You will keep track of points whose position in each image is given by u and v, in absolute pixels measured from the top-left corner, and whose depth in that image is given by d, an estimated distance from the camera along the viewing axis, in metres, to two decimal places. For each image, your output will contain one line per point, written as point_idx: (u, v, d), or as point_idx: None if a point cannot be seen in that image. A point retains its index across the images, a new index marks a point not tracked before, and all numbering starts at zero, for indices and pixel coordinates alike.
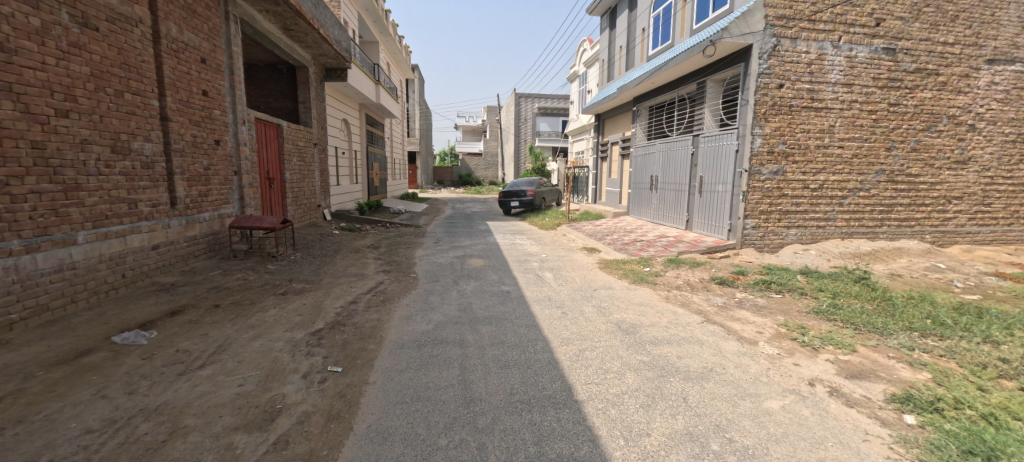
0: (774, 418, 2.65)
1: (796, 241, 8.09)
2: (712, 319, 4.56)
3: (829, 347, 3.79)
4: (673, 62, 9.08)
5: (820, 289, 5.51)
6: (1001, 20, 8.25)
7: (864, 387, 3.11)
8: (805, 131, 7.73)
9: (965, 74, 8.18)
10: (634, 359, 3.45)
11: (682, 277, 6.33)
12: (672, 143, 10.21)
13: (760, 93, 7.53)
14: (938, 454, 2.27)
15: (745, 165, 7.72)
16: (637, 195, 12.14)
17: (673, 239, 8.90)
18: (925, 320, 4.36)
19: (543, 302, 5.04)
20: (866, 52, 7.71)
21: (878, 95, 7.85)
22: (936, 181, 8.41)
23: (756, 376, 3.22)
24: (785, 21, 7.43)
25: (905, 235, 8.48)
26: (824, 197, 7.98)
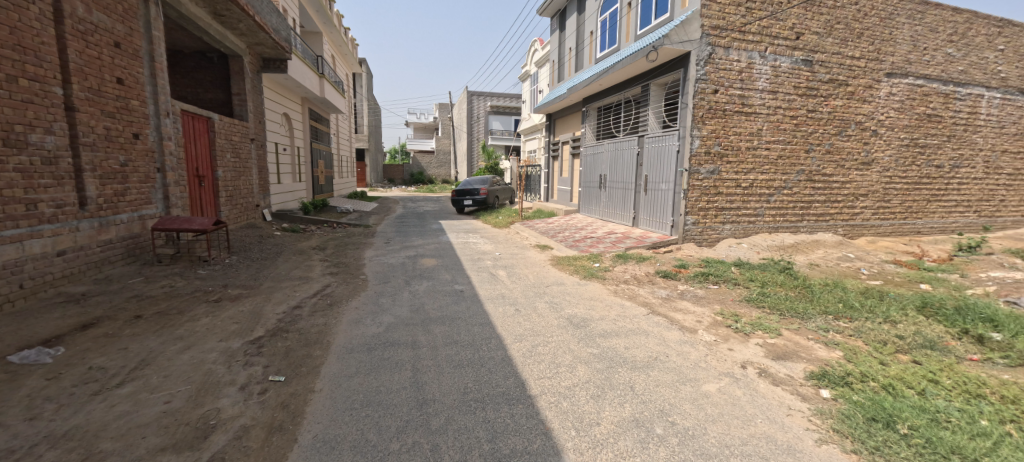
0: (711, 400, 2.85)
1: (730, 235, 8.70)
2: (657, 310, 4.81)
3: (759, 332, 4.13)
4: (619, 65, 9.43)
5: (751, 280, 5.98)
6: (897, 39, 9.36)
7: (788, 366, 3.42)
8: (737, 134, 8.34)
9: (869, 85, 9.19)
10: (584, 352, 3.56)
11: (629, 271, 6.62)
12: (620, 143, 10.60)
13: (697, 97, 8.02)
14: (848, 422, 2.55)
15: (685, 165, 8.19)
16: (587, 193, 12.50)
17: (621, 236, 9.26)
18: (838, 304, 4.87)
19: (496, 300, 5.06)
20: (788, 63, 8.44)
21: (798, 102, 8.62)
22: (847, 181, 9.39)
23: (696, 362, 3.44)
24: (719, 31, 7.96)
25: (822, 228, 9.39)
26: (754, 194, 8.66)
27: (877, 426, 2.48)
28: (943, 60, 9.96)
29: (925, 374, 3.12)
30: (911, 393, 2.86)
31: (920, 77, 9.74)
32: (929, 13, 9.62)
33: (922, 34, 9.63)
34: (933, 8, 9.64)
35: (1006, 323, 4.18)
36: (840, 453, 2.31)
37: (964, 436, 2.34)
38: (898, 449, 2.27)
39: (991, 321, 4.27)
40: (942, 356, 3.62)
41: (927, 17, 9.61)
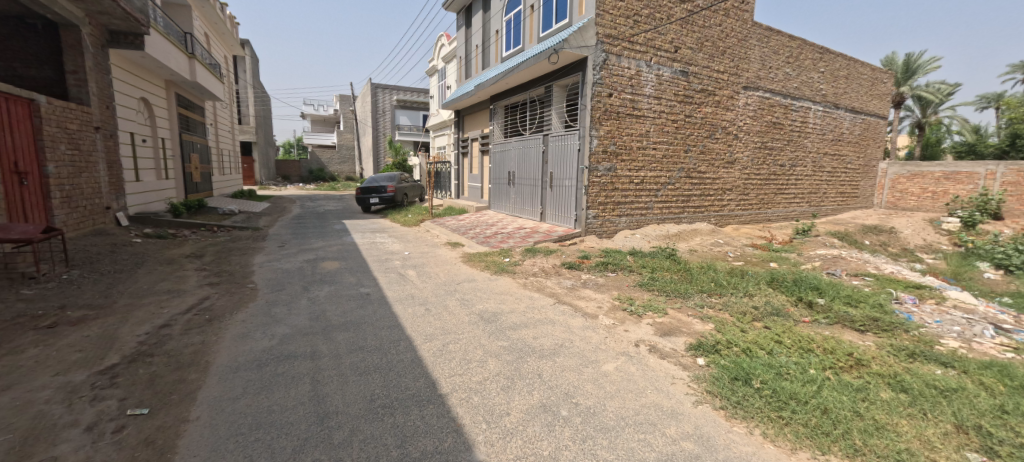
0: (610, 378, 3.11)
1: (625, 227, 9.52)
2: (563, 299, 5.09)
3: (649, 312, 4.60)
4: (523, 65, 9.69)
5: (643, 266, 6.62)
6: (751, 58, 11.05)
7: (673, 341, 3.86)
8: (629, 135, 9.14)
9: (731, 95, 10.73)
10: (495, 346, 3.63)
11: (537, 264, 6.89)
12: (527, 141, 10.92)
13: (595, 99, 8.60)
14: (717, 383, 2.98)
15: (586, 163, 8.75)
16: (497, 190, 12.68)
17: (530, 230, 9.57)
18: (711, 283, 5.64)
19: (405, 301, 4.90)
20: (669, 72, 9.47)
21: (678, 108, 9.72)
22: (717, 178, 10.87)
23: (596, 345, 3.72)
24: (612, 39, 8.62)
25: (699, 219, 10.76)
26: (645, 190, 9.59)
27: (739, 384, 2.93)
28: (784, 78, 12.02)
29: (773, 337, 3.77)
30: (763, 353, 3.43)
31: (768, 91, 11.64)
32: (773, 38, 11.54)
33: (769, 55, 11.50)
34: (775, 34, 11.59)
35: (827, 291, 5.23)
36: (711, 411, 2.69)
37: (799, 383, 2.88)
38: (754, 401, 2.71)
39: (817, 289, 5.31)
40: (784, 320, 4.41)
41: (772, 41, 11.52)
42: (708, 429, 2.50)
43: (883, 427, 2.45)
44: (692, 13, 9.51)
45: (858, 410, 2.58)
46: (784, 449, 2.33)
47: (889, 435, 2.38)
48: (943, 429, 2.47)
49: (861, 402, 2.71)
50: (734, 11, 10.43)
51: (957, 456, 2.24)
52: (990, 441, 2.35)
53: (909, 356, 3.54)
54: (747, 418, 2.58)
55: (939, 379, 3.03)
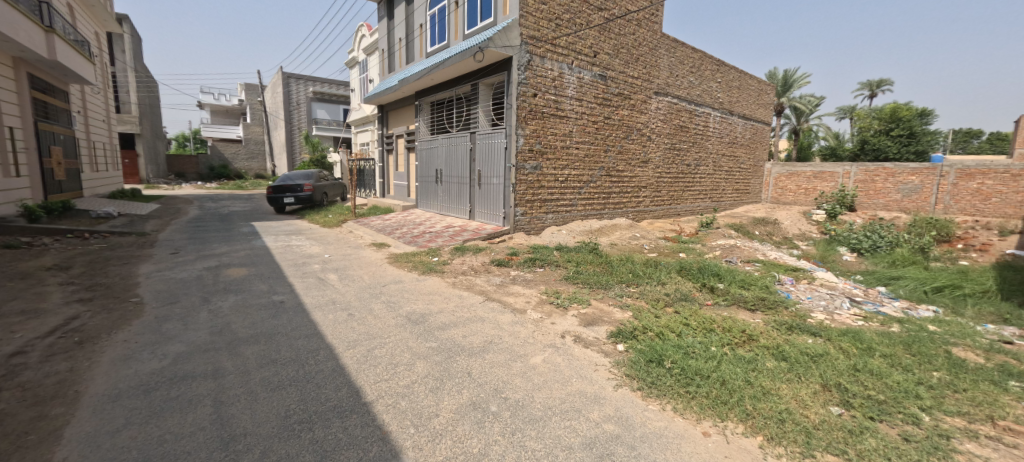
0: (537, 370, 3.20)
1: (552, 224, 9.84)
2: (492, 296, 5.13)
3: (574, 304, 4.82)
4: (448, 61, 9.56)
5: (569, 261, 6.90)
6: (661, 66, 12.00)
7: (595, 330, 4.07)
8: (553, 134, 9.43)
9: (644, 100, 11.55)
10: (423, 347, 3.56)
11: (466, 262, 6.86)
12: (454, 138, 10.80)
13: (520, 99, 8.75)
14: (635, 366, 3.20)
15: (513, 161, 8.88)
16: (423, 188, 12.38)
17: (459, 229, 9.50)
18: (630, 274, 6.05)
19: (325, 307, 4.59)
20: (589, 76, 9.93)
21: (598, 110, 10.24)
22: (633, 176, 11.65)
23: (525, 339, 3.80)
24: (535, 41, 8.83)
25: (618, 214, 11.46)
26: (569, 187, 9.97)
27: (653, 366, 3.19)
28: (689, 85, 13.22)
29: (682, 320, 4.15)
30: (673, 336, 3.77)
31: (675, 97, 12.73)
32: (679, 49, 12.63)
33: (676, 64, 12.57)
34: (681, 45, 12.69)
35: (725, 276, 5.88)
36: (630, 393, 2.89)
37: (703, 361, 3.21)
38: (666, 380, 2.96)
39: (717, 275, 5.94)
40: (691, 304, 4.88)
41: (678, 51, 12.59)
42: (628, 410, 2.68)
43: (769, 392, 2.82)
44: (609, 20, 10.07)
45: (750, 380, 2.95)
46: (691, 420, 2.58)
47: (773, 398, 2.75)
48: (814, 389, 2.91)
49: (752, 372, 3.09)
50: (646, 21, 11.24)
51: (824, 410, 2.65)
52: (847, 395, 2.82)
53: (789, 329, 4.11)
54: (660, 397, 2.82)
55: (810, 347, 3.56)
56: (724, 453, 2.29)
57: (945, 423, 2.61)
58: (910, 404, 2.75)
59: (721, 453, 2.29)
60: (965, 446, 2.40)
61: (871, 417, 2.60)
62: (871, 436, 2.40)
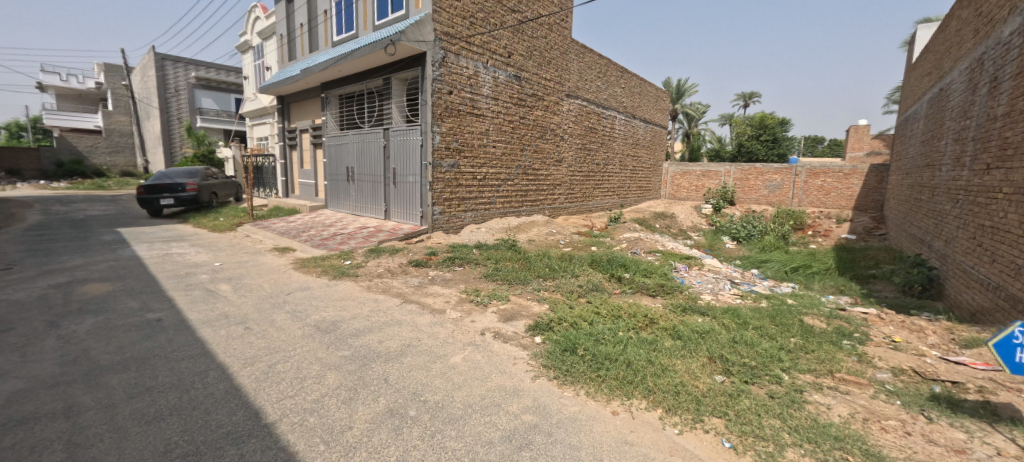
0: (457, 370, 3.18)
1: (471, 222, 9.82)
2: (410, 298, 4.98)
3: (493, 301, 4.87)
4: (356, 53, 9.02)
5: (488, 258, 6.96)
6: (571, 70, 12.59)
7: (514, 325, 4.16)
8: (470, 133, 9.41)
9: (556, 101, 12.05)
10: (334, 357, 3.33)
11: (382, 264, 6.57)
12: (365, 134, 10.24)
13: (435, 96, 8.58)
14: (551, 356, 3.35)
15: (429, 159, 8.68)
16: (333, 187, 11.58)
17: (373, 229, 9.06)
18: (546, 268, 6.28)
19: (217, 322, 4.07)
20: (504, 76, 10.07)
21: (513, 110, 10.44)
22: (548, 174, 12.10)
23: (444, 340, 3.76)
24: (450, 38, 8.71)
25: (535, 211, 11.83)
26: (487, 185, 10.03)
27: (568, 354, 3.36)
28: (597, 89, 14.08)
29: (593, 309, 4.42)
30: (586, 324, 4.00)
31: (585, 100, 13.46)
32: (587, 55, 13.36)
33: (585, 69, 13.28)
34: (589, 51, 13.44)
35: (631, 266, 6.39)
36: (547, 383, 3.02)
37: (611, 346, 3.46)
38: (579, 367, 3.14)
39: (624, 266, 6.44)
40: (601, 294, 5.24)
41: (586, 57, 13.31)
42: (545, 399, 2.79)
43: (667, 369, 3.13)
44: (522, 23, 10.29)
45: (651, 359, 3.24)
46: (602, 402, 2.76)
47: (670, 373, 3.06)
48: (702, 362, 3.30)
49: (653, 352, 3.40)
50: (557, 26, 11.69)
51: (711, 380, 3.02)
52: (728, 365, 3.24)
53: (683, 311, 4.61)
54: (574, 383, 2.98)
55: (700, 326, 4.03)
56: (630, 428, 2.50)
57: (799, 380, 3.14)
58: (775, 367, 3.25)
59: (628, 429, 2.49)
60: (814, 397, 2.91)
61: (746, 381, 3.02)
62: (746, 398, 2.79)
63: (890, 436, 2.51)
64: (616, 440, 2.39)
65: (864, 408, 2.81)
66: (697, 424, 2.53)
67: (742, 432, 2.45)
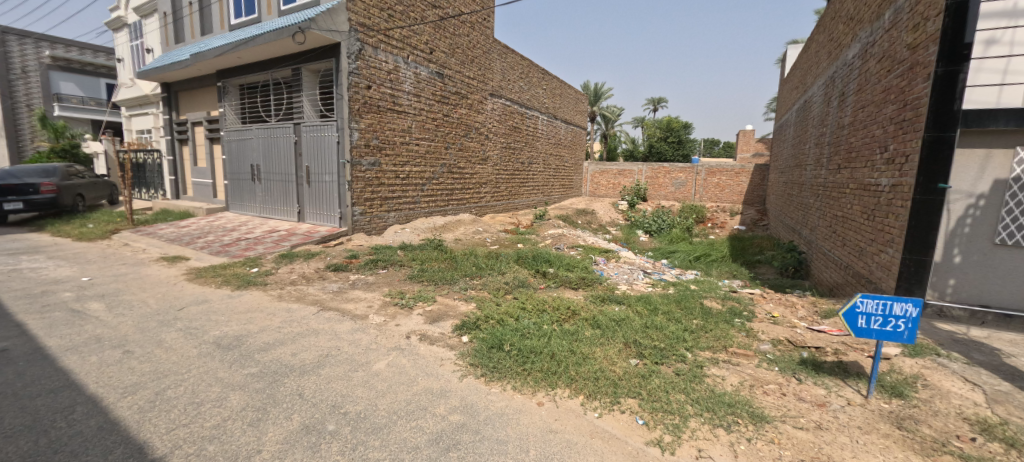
0: (380, 376, 3.06)
1: (395, 222, 9.47)
2: (328, 305, 4.67)
3: (419, 303, 4.75)
4: (259, 39, 8.21)
5: (413, 259, 6.77)
6: (494, 69, 12.67)
7: (441, 326, 4.10)
8: (391, 130, 9.05)
9: (480, 100, 12.07)
10: (238, 375, 3.02)
11: (296, 270, 6.07)
12: (273, 129, 9.38)
13: (352, 90, 8.11)
14: (479, 354, 3.36)
15: (347, 157, 8.21)
16: (235, 187, 10.45)
17: (284, 233, 8.34)
18: (473, 267, 6.28)
19: (86, 348, 3.46)
20: (426, 72, 9.83)
21: (436, 107, 10.25)
22: (474, 173, 12.09)
23: (366, 346, 3.58)
24: (366, 29, 8.28)
25: (462, 210, 11.76)
26: (411, 184, 9.74)
27: (494, 351, 3.40)
28: (520, 90, 14.33)
29: (519, 305, 4.52)
30: (512, 320, 4.07)
31: (508, 100, 13.65)
32: (510, 55, 13.53)
33: (507, 69, 13.45)
34: (511, 52, 13.62)
35: (555, 261, 6.63)
36: (474, 381, 3.02)
37: (535, 339, 3.56)
38: (506, 362, 3.19)
39: (548, 261, 6.65)
40: (527, 290, 5.37)
41: (509, 57, 13.47)
42: (472, 397, 2.80)
43: (587, 357, 3.31)
44: (443, 19, 10.12)
45: (572, 349, 3.41)
46: (528, 395, 2.84)
47: (590, 361, 3.23)
48: (619, 348, 3.54)
49: (575, 342, 3.58)
50: (479, 25, 11.67)
51: (626, 363, 3.25)
52: (641, 348, 3.52)
53: (603, 301, 4.90)
54: (501, 379, 3.02)
55: (617, 314, 4.31)
56: (554, 417, 2.60)
57: (700, 356, 3.51)
58: (680, 347, 3.59)
59: (553, 417, 2.59)
60: (712, 371, 3.27)
61: (657, 362, 3.31)
62: (657, 377, 3.05)
63: (770, 398, 2.91)
64: (541, 429, 2.47)
65: (751, 376, 3.22)
66: (614, 407, 2.71)
67: (653, 409, 2.67)
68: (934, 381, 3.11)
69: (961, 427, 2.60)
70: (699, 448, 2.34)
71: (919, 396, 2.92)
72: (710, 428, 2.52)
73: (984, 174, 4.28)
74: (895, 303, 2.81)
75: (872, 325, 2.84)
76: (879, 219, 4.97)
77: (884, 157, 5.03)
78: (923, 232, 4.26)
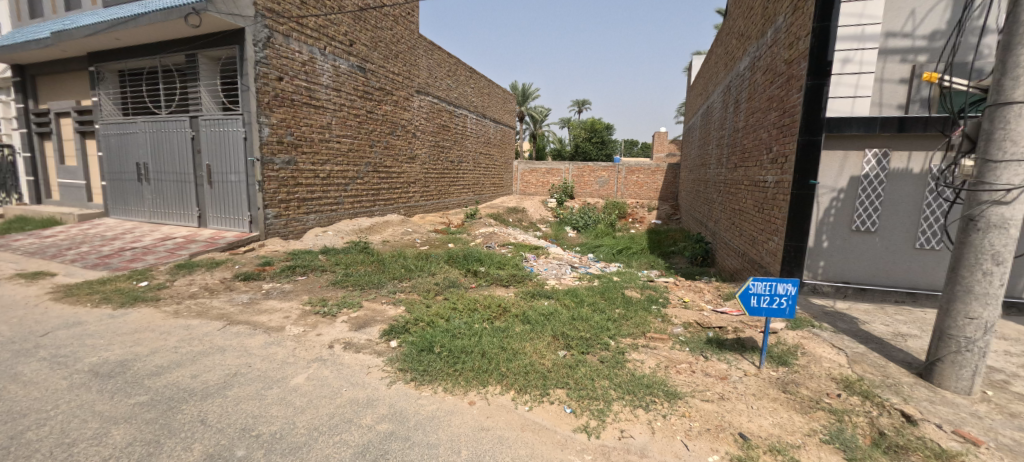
0: (299, 392, 2.84)
1: (316, 225, 8.81)
2: (237, 319, 4.23)
3: (344, 310, 4.49)
4: (142, 19, 7.18)
5: (336, 263, 6.38)
6: (420, 65, 12.35)
7: (367, 332, 3.92)
8: (308, 125, 8.42)
9: (406, 97, 11.71)
10: (122, 406, 2.62)
11: (197, 282, 5.42)
12: (164, 122, 8.28)
13: (260, 81, 7.41)
14: (408, 359, 3.26)
15: (256, 154, 7.49)
16: (117, 188, 9.07)
17: (181, 240, 7.41)
18: (402, 269, 6.08)
19: None
20: (346, 65, 9.29)
21: (358, 103, 9.74)
22: (401, 172, 11.68)
23: (282, 361, 3.31)
24: (276, 15, 7.60)
25: (390, 211, 11.31)
26: (333, 184, 9.15)
27: (424, 354, 3.32)
28: (447, 87, 14.13)
29: (450, 305, 4.46)
30: (442, 321, 4.02)
31: (435, 97, 13.39)
32: (436, 52, 13.26)
33: (434, 66, 13.17)
34: (437, 49, 13.36)
35: (486, 260, 6.65)
36: (403, 386, 2.93)
37: (466, 339, 3.55)
38: (436, 365, 3.14)
39: (479, 260, 6.65)
40: (458, 289, 5.33)
41: (435, 54, 13.19)
42: (401, 403, 2.71)
43: (517, 352, 3.37)
44: (363, 10, 9.62)
45: (503, 345, 3.45)
46: (459, 395, 2.82)
47: (520, 356, 3.30)
48: (548, 341, 3.65)
49: (505, 339, 3.62)
50: (403, 19, 11.28)
51: (555, 355, 3.37)
52: (568, 340, 3.66)
53: (533, 297, 5.02)
54: (431, 381, 2.96)
55: (546, 308, 4.44)
56: (486, 414, 2.61)
57: (622, 343, 3.74)
58: (604, 336, 3.80)
59: (484, 415, 2.60)
60: (632, 356, 3.50)
61: (583, 351, 3.46)
62: (583, 366, 3.20)
63: (682, 376, 3.19)
64: (473, 428, 2.47)
65: (666, 358, 3.51)
66: (544, 399, 2.79)
67: (580, 397, 2.80)
68: (810, 349, 3.62)
69: (830, 386, 3.06)
70: (622, 429, 2.50)
71: (799, 363, 3.39)
72: (631, 409, 2.70)
73: (843, 171, 5.04)
74: (778, 283, 3.22)
75: (762, 304, 3.23)
76: (768, 211, 5.66)
77: (770, 157, 5.72)
78: (799, 222, 4.94)
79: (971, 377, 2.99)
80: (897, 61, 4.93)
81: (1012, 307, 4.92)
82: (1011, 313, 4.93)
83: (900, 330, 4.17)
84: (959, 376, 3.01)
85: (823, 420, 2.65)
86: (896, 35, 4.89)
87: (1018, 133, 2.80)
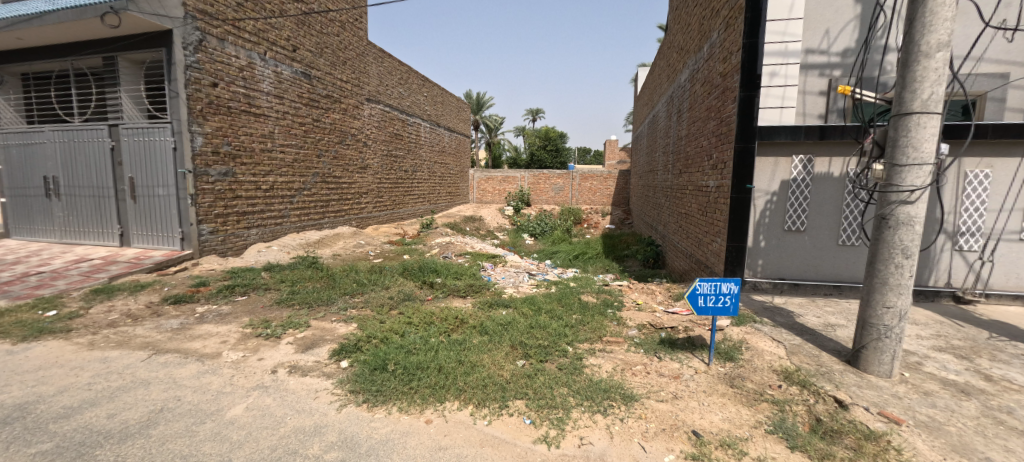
0: (237, 424, 2.62)
1: (258, 240, 8.23)
2: (165, 347, 3.83)
3: (289, 331, 4.20)
4: (48, 16, 6.45)
5: (281, 281, 5.98)
6: (370, 73, 12.04)
7: (315, 353, 3.69)
8: (247, 134, 7.91)
9: (355, 105, 11.38)
10: (20, 458, 2.28)
11: (117, 309, 4.86)
12: (76, 131, 7.46)
13: (192, 87, 6.88)
14: (360, 380, 3.09)
15: (188, 166, 6.92)
16: (19, 206, 8.02)
17: (99, 261, 6.67)
18: (354, 284, 5.81)
19: None
20: (289, 72, 8.85)
21: (303, 110, 9.31)
22: (352, 182, 11.28)
23: (217, 391, 3.03)
24: (208, 17, 7.07)
25: (341, 222, 10.81)
26: (276, 196, 8.62)
27: (378, 373, 3.17)
28: (399, 95, 13.86)
29: (405, 320, 4.30)
30: (397, 338, 3.86)
31: (387, 106, 13.10)
32: (386, 60, 12.95)
33: (384, 74, 12.87)
34: (388, 57, 13.07)
35: (442, 271, 6.52)
36: (355, 409, 2.78)
37: (421, 354, 3.44)
38: (390, 384, 3.00)
39: (435, 271, 6.50)
40: (413, 303, 5.18)
41: (385, 62, 12.89)
42: (352, 428, 2.57)
43: (475, 365, 3.30)
44: (308, 15, 9.24)
45: (460, 359, 3.37)
46: (415, 414, 2.71)
47: (478, 369, 3.23)
48: (506, 351, 3.61)
49: (462, 352, 3.54)
50: (350, 25, 10.94)
51: (513, 366, 3.33)
52: (527, 349, 3.65)
53: (490, 307, 4.96)
54: (385, 402, 2.83)
55: (504, 318, 4.40)
56: (444, 432, 2.53)
57: (579, 349, 3.78)
58: (562, 343, 3.82)
59: (442, 433, 2.52)
60: (589, 361, 3.53)
61: (541, 360, 3.46)
62: (542, 375, 3.19)
63: (638, 378, 3.26)
64: (430, 449, 2.38)
65: (622, 360, 3.58)
66: (503, 411, 2.74)
67: (538, 407, 2.78)
68: (753, 343, 3.84)
69: (772, 378, 3.24)
70: (580, 436, 2.50)
71: (743, 358, 3.57)
72: (590, 415, 2.71)
73: (775, 175, 5.45)
74: (722, 283, 3.37)
75: (708, 303, 3.37)
76: (710, 214, 5.98)
77: (710, 163, 6.05)
78: (739, 223, 5.25)
79: (891, 360, 3.28)
80: (816, 76, 5.44)
81: (920, 295, 5.52)
82: (920, 301, 5.51)
83: (830, 321, 4.52)
84: (880, 361, 3.29)
85: (767, 411, 2.80)
86: (814, 51, 5.39)
87: (918, 140, 3.14)
